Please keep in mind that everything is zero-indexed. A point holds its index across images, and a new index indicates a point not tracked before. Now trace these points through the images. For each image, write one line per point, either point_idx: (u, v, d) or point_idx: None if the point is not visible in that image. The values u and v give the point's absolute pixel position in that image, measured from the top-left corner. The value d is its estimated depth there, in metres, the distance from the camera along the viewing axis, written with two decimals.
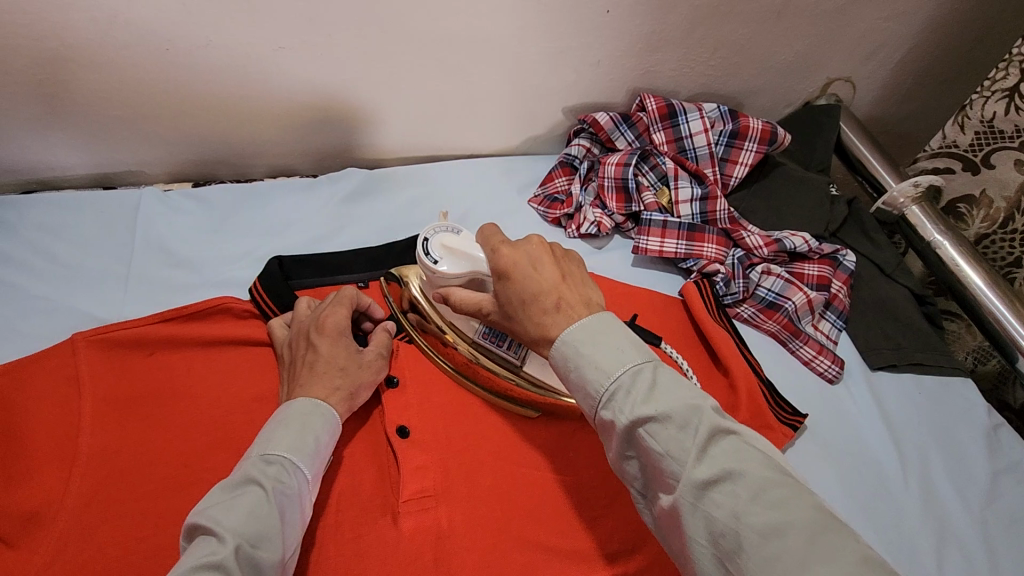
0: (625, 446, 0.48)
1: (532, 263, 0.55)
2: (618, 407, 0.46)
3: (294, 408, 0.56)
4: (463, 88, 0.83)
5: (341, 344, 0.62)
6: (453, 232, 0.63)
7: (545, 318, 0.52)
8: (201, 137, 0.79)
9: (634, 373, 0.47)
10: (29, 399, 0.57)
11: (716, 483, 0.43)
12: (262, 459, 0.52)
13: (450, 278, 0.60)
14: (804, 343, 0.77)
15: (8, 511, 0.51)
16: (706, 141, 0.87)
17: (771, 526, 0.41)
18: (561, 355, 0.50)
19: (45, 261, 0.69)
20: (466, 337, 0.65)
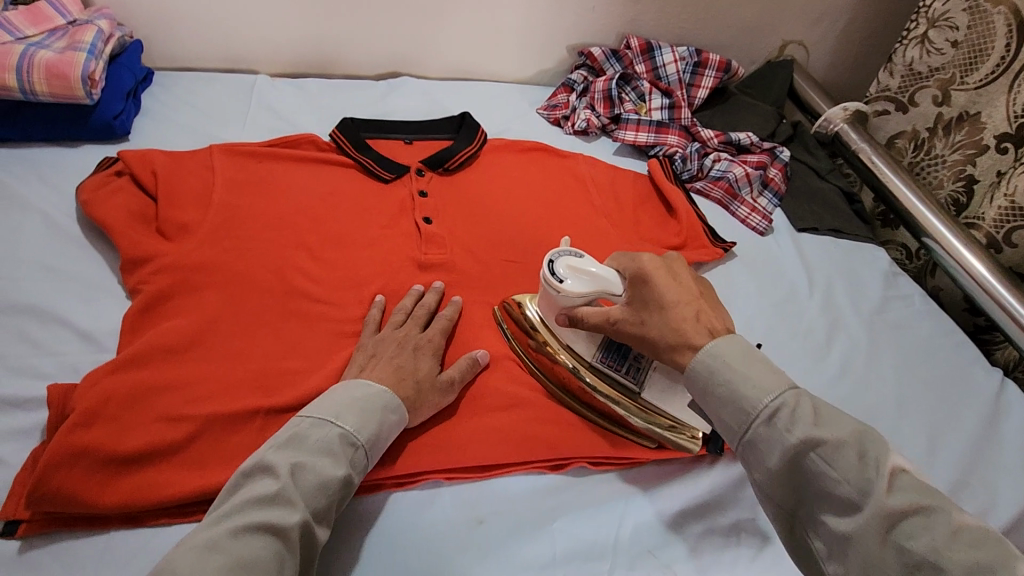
0: (786, 470, 0.51)
1: (673, 275, 0.63)
2: (670, 295, 0.61)
3: (379, 400, 0.59)
4: (492, 21, 1.11)
5: (423, 360, 0.67)
6: (576, 255, 0.68)
7: (684, 325, 0.59)
8: (300, 45, 1.09)
9: (794, 396, 0.52)
10: (182, 169, 0.84)
11: (743, 355, 0.56)
12: (351, 432, 0.55)
13: (576, 297, 0.66)
14: (741, 205, 0.99)
15: (169, 219, 0.77)
16: (675, 69, 1.13)
17: (975, 565, 0.43)
18: (706, 366, 0.56)
19: (190, 108, 0.98)
20: (585, 361, 0.68)
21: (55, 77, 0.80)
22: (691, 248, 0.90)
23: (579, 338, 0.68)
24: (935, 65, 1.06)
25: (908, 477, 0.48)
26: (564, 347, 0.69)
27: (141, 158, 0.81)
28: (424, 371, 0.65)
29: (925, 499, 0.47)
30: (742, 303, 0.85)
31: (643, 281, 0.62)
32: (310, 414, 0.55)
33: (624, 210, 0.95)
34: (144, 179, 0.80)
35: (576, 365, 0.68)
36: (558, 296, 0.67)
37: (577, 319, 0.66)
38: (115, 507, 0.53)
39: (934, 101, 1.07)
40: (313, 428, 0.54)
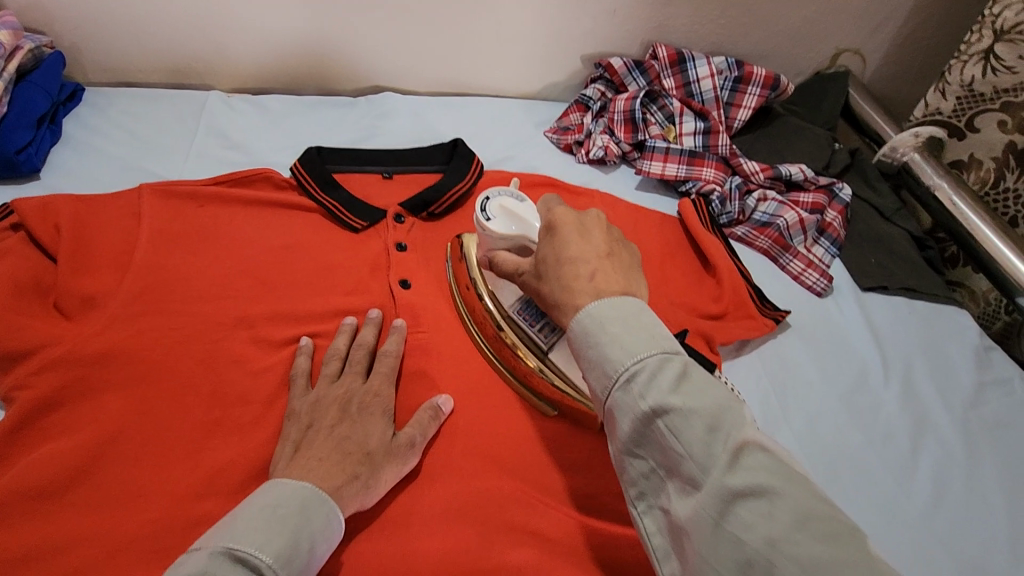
0: (633, 440, 0.41)
1: (582, 230, 0.51)
2: (636, 389, 0.40)
3: (291, 499, 0.44)
4: (492, 26, 0.93)
5: (371, 424, 0.54)
6: (516, 199, 0.61)
7: (574, 282, 0.47)
8: (262, 55, 0.91)
9: (661, 359, 0.41)
10: (98, 220, 0.67)
11: (746, 499, 0.35)
12: (263, 553, 0.40)
13: (500, 241, 0.59)
14: (794, 258, 0.81)
15: (70, 292, 0.60)
16: (712, 86, 0.94)
17: (817, 565, 0.33)
18: (581, 325, 0.45)
19: (124, 134, 0.81)
20: (513, 327, 0.61)
21: None
22: (734, 319, 0.72)
23: (505, 287, 0.63)
24: (1003, 86, 0.87)
25: (761, 455, 0.37)
26: (505, 321, 0.61)
27: (43, 209, 0.65)
28: (376, 438, 0.53)
29: (776, 481, 0.36)
30: (801, 393, 0.67)
31: (548, 228, 0.52)
32: (193, 545, 0.40)
33: (651, 266, 0.77)
34: (43, 237, 0.63)
35: (506, 329, 0.61)
36: (483, 238, 0.60)
37: (495, 264, 0.59)
38: None
39: (1001, 129, 0.89)
40: (190, 556, 0.39)
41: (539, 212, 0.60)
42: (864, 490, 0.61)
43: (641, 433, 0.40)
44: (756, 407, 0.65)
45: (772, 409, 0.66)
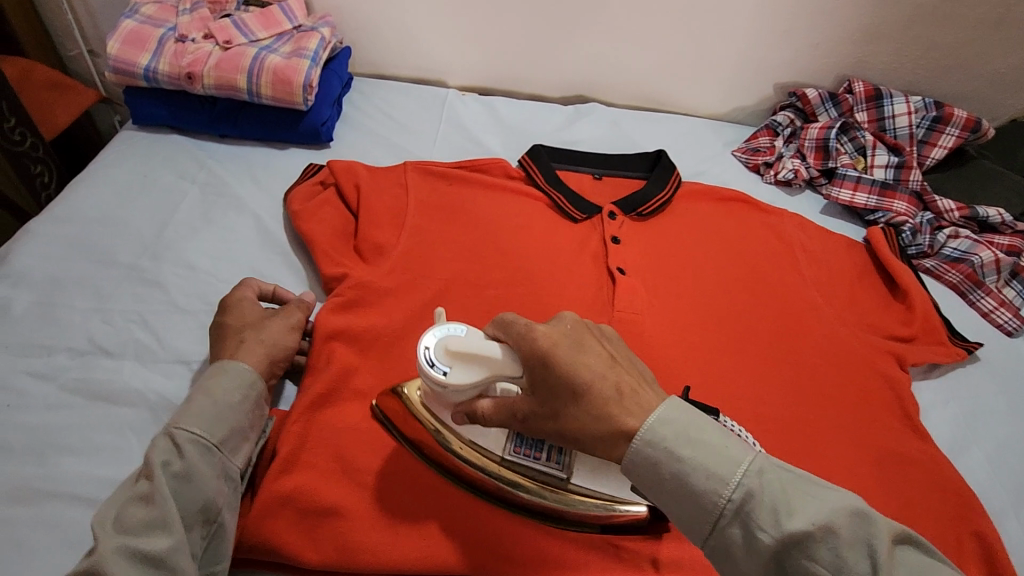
0: (647, 486, 0.44)
1: (577, 344, 0.47)
2: (666, 473, 0.43)
3: (155, 454, 0.49)
4: (700, 50, 1.03)
5: (272, 335, 0.61)
6: (459, 332, 0.51)
7: (620, 412, 0.45)
8: (496, 61, 1.06)
9: (636, 401, 0.45)
10: (380, 184, 0.82)
11: (752, 507, 0.40)
12: (141, 485, 0.47)
13: (471, 391, 0.50)
14: (985, 295, 0.83)
15: (368, 238, 0.75)
16: (907, 123, 0.99)
17: (819, 540, 0.39)
18: (638, 439, 0.43)
19: (384, 116, 0.98)
20: (492, 457, 0.54)
21: (280, 82, 0.82)
22: (924, 343, 0.76)
23: (486, 432, 0.54)
24: None
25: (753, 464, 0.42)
26: (465, 441, 0.54)
27: (344, 170, 0.81)
28: (235, 386, 0.55)
29: (765, 483, 0.41)
30: (989, 421, 0.71)
31: (541, 360, 0.47)
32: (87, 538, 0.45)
33: (841, 286, 0.83)
34: (347, 193, 0.79)
35: (468, 449, 0.54)
36: (446, 394, 0.51)
37: (475, 414, 0.51)
38: (321, 566, 0.53)
39: None
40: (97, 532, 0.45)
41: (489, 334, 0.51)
42: None
43: (684, 509, 0.43)
44: (949, 430, 0.70)
45: (963, 433, 0.69)
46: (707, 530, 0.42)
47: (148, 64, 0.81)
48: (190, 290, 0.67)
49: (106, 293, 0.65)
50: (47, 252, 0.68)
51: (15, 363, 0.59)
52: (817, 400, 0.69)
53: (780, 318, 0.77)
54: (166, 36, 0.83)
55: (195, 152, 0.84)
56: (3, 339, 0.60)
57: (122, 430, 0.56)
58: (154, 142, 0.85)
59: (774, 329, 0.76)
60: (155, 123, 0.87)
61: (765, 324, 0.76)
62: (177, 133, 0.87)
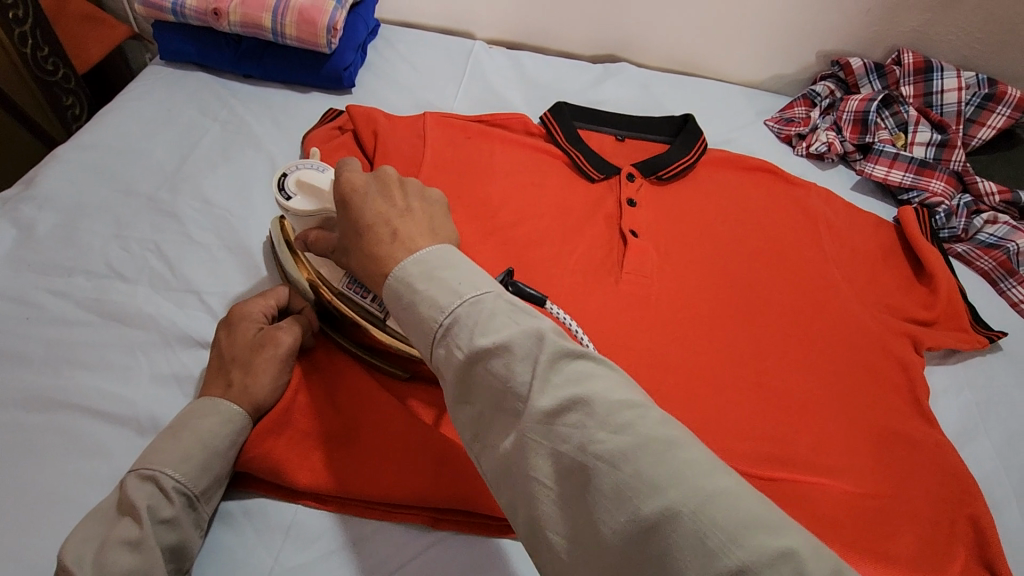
0: (461, 392, 0.39)
1: (378, 192, 0.48)
2: (455, 340, 0.39)
3: (137, 497, 0.45)
4: (741, 12, 0.98)
5: (254, 370, 0.54)
6: (316, 168, 0.58)
7: (381, 249, 0.45)
8: (527, 15, 1.03)
9: (474, 301, 0.39)
10: (398, 131, 0.81)
11: (560, 413, 0.35)
12: (130, 528, 0.44)
13: (300, 213, 0.57)
14: (1017, 285, 0.79)
15: None
16: (956, 99, 0.93)
17: (616, 451, 0.33)
18: (405, 279, 0.42)
19: (408, 66, 0.97)
20: (332, 287, 0.57)
21: (305, 23, 0.81)
22: (944, 328, 0.73)
23: (327, 266, 0.58)
24: None
25: (568, 370, 0.37)
26: (314, 270, 0.58)
27: (363, 115, 0.81)
28: (214, 425, 0.50)
29: (581, 390, 0.36)
30: (1003, 412, 0.68)
31: (345, 199, 0.49)
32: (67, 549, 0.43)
33: (863, 265, 0.80)
34: (364, 139, 0.79)
35: (316, 279, 0.58)
36: (290, 218, 0.58)
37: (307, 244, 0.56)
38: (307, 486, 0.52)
39: None
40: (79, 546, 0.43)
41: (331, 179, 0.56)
42: None
43: (466, 383, 0.39)
44: (958, 417, 0.67)
45: (974, 422, 0.67)
46: (509, 438, 0.37)
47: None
48: (204, 223, 0.69)
49: (126, 221, 0.67)
50: (72, 178, 0.70)
51: (37, 281, 0.62)
52: (819, 377, 0.68)
53: (792, 292, 0.75)
54: None
55: (219, 90, 0.85)
56: (27, 257, 0.63)
57: (133, 351, 0.58)
58: (180, 78, 0.86)
59: (785, 303, 0.74)
60: (182, 60, 0.87)
61: (777, 298, 0.74)
62: (203, 70, 0.87)
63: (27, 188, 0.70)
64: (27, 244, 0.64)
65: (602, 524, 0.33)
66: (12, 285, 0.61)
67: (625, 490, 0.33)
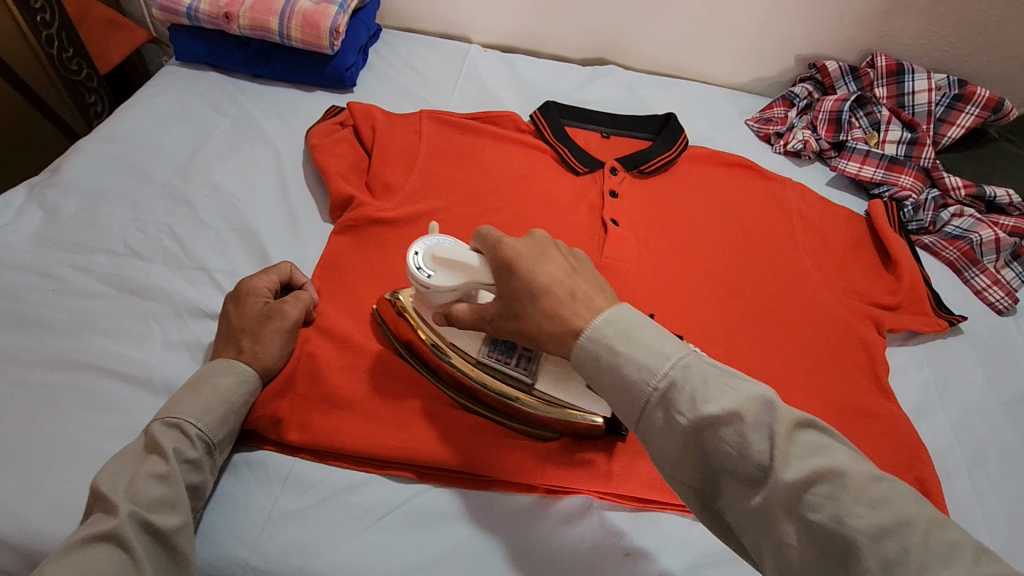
0: (701, 461, 0.42)
1: (540, 254, 0.52)
2: (675, 405, 0.42)
3: (165, 440, 0.51)
4: (722, 18, 1.03)
5: (265, 340, 0.59)
6: (444, 241, 0.57)
7: (559, 310, 0.48)
8: (520, 20, 1.09)
9: (685, 368, 0.43)
10: (394, 126, 0.87)
11: (810, 483, 0.38)
12: (158, 464, 0.49)
13: (445, 291, 0.56)
14: (980, 273, 0.84)
15: (378, 174, 0.81)
16: (927, 99, 0.97)
17: (880, 527, 0.36)
18: (597, 346, 0.46)
19: (407, 67, 1.03)
20: (469, 357, 0.59)
21: (309, 26, 0.87)
22: (907, 312, 0.77)
23: (458, 334, 0.59)
24: None
25: (797, 440, 0.39)
26: (445, 344, 0.60)
27: (362, 111, 0.86)
28: (231, 383, 0.56)
29: (823, 462, 0.38)
30: (960, 389, 0.73)
31: (509, 268, 0.52)
32: (98, 481, 0.47)
33: (832, 254, 0.84)
34: (363, 133, 0.84)
35: (450, 351, 0.59)
36: (425, 292, 0.57)
37: (449, 317, 0.57)
38: (299, 442, 0.57)
39: None
40: (110, 479, 0.48)
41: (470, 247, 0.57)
42: (1009, 481, 0.66)
43: (689, 446, 0.41)
44: (917, 393, 0.72)
45: (931, 397, 0.71)
46: (745, 501, 0.40)
47: (190, 3, 0.88)
48: (214, 209, 0.74)
49: (143, 206, 0.73)
50: (94, 167, 0.76)
51: (61, 257, 0.67)
52: (785, 356, 0.72)
53: (762, 277, 0.80)
54: None
55: (229, 89, 0.91)
56: (53, 236, 0.69)
57: (147, 320, 0.64)
58: (194, 77, 0.92)
59: (755, 288, 0.78)
60: (195, 61, 0.94)
61: (748, 283, 0.79)
62: (215, 70, 0.94)
63: (53, 175, 0.75)
64: (53, 224, 0.70)
65: None
66: (39, 261, 0.67)
67: (893, 563, 0.35)
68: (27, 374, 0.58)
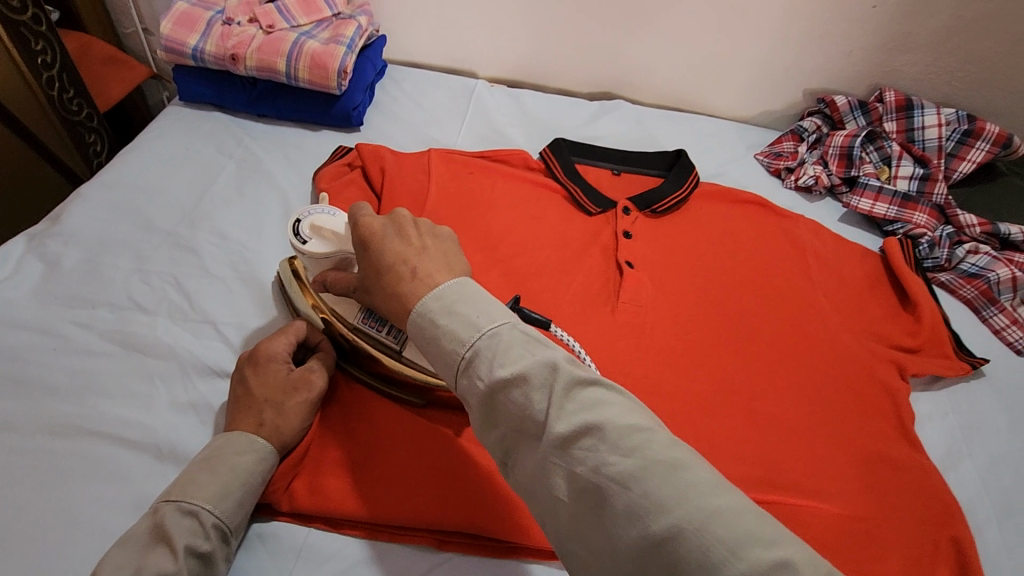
0: (489, 418, 0.44)
1: (396, 234, 0.54)
2: (476, 371, 0.43)
3: (177, 530, 0.48)
4: (730, 53, 1.03)
5: (287, 414, 0.57)
6: (327, 213, 0.64)
7: (398, 285, 0.50)
8: (527, 55, 1.09)
9: (493, 335, 0.44)
10: (404, 166, 0.85)
11: (574, 438, 0.40)
12: (165, 561, 0.46)
13: (319, 256, 0.62)
14: (999, 313, 0.83)
15: (390, 218, 0.79)
16: (937, 135, 0.97)
17: (626, 473, 0.38)
18: (426, 317, 0.47)
19: (414, 104, 1.02)
20: (347, 323, 0.62)
21: (316, 66, 0.86)
22: (929, 355, 0.76)
23: (346, 304, 0.63)
24: None
25: (575, 396, 0.41)
26: (331, 310, 0.63)
27: (371, 152, 0.85)
28: (250, 464, 0.53)
29: (594, 416, 0.40)
30: (985, 436, 0.71)
31: (364, 243, 0.54)
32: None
33: (849, 294, 0.83)
34: (372, 175, 0.83)
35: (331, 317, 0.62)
36: (306, 258, 0.63)
37: (326, 284, 0.62)
38: (312, 509, 0.55)
39: None
40: (113, 575, 0.45)
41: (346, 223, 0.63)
42: None
43: (490, 409, 0.43)
44: (943, 442, 0.70)
45: (957, 446, 0.70)
46: (535, 459, 0.41)
47: (196, 44, 0.87)
48: (221, 257, 0.72)
49: (147, 255, 0.71)
50: (96, 214, 0.74)
51: (63, 313, 0.65)
52: (809, 403, 0.70)
53: (782, 320, 0.78)
54: (214, 19, 0.88)
55: (234, 129, 0.90)
56: (54, 290, 0.67)
57: (152, 380, 0.61)
58: (198, 118, 0.90)
59: (775, 331, 0.77)
60: (200, 101, 0.92)
61: (767, 326, 0.77)
62: (219, 110, 0.92)
63: (54, 224, 0.73)
64: (55, 277, 0.68)
65: (620, 536, 0.37)
66: (40, 317, 0.65)
67: (637, 508, 0.37)
68: (27, 442, 0.56)
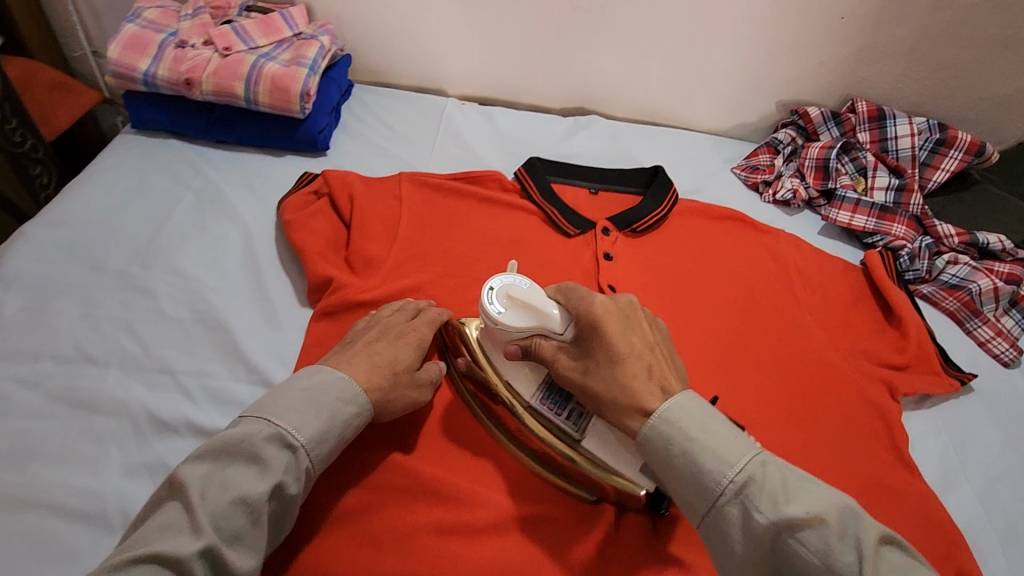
0: (708, 520, 0.48)
1: (625, 325, 0.56)
2: (753, 505, 0.45)
3: (251, 441, 0.50)
4: (703, 66, 1.02)
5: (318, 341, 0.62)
6: (521, 283, 0.62)
7: (636, 384, 0.53)
8: (498, 72, 1.06)
9: (760, 465, 0.47)
10: (371, 193, 0.81)
11: (799, 532, 0.44)
12: (244, 472, 0.49)
13: (518, 331, 0.60)
14: (982, 324, 0.82)
15: (358, 249, 0.75)
16: (910, 144, 0.97)
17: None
18: (656, 428, 0.51)
19: (383, 126, 0.98)
20: (524, 402, 0.61)
21: (277, 90, 0.82)
22: (917, 372, 0.75)
23: (520, 375, 0.62)
24: None
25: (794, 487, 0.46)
26: (504, 385, 0.63)
27: (338, 179, 0.81)
28: (323, 377, 0.55)
29: (817, 509, 0.44)
30: (979, 455, 0.70)
31: (595, 326, 0.56)
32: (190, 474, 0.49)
33: (834, 311, 0.82)
34: (339, 202, 0.79)
35: (508, 395, 0.62)
36: (497, 328, 0.61)
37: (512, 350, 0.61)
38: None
39: None
40: (197, 473, 0.48)
41: (548, 294, 0.61)
42: None
43: (754, 541, 0.45)
44: (938, 463, 0.69)
45: (953, 467, 0.69)
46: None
47: (146, 69, 0.82)
48: (178, 299, 0.67)
49: (97, 300, 0.66)
50: (40, 257, 0.69)
51: (4, 369, 0.60)
52: (804, 428, 0.68)
53: (770, 342, 0.76)
54: (166, 41, 0.84)
55: (191, 157, 0.85)
56: None
57: (104, 441, 0.56)
58: (152, 147, 0.85)
59: (764, 354, 0.75)
60: (153, 128, 0.87)
61: (756, 349, 0.75)
62: (175, 137, 0.87)
63: None
64: None
65: None
66: None
67: None
68: None
